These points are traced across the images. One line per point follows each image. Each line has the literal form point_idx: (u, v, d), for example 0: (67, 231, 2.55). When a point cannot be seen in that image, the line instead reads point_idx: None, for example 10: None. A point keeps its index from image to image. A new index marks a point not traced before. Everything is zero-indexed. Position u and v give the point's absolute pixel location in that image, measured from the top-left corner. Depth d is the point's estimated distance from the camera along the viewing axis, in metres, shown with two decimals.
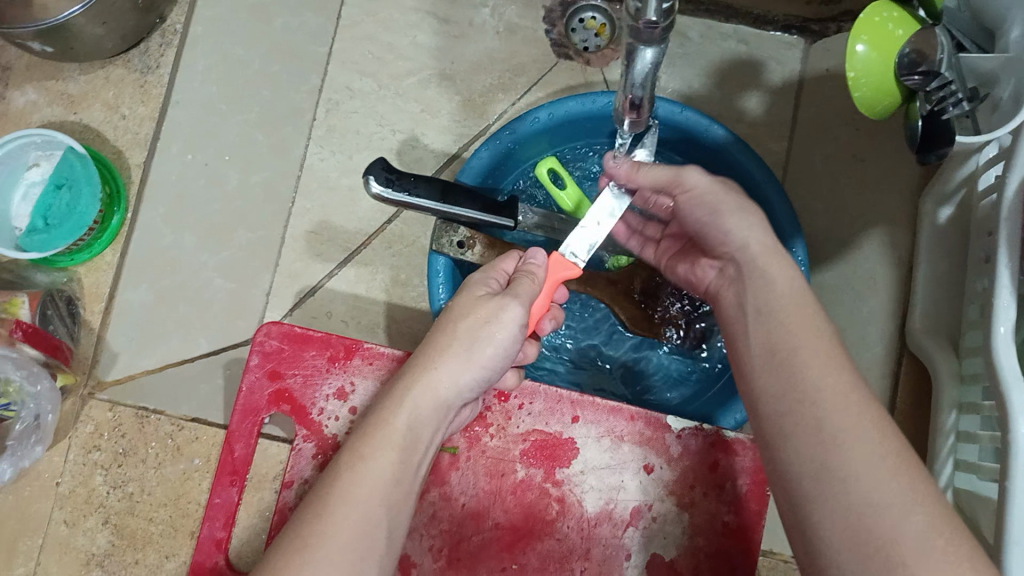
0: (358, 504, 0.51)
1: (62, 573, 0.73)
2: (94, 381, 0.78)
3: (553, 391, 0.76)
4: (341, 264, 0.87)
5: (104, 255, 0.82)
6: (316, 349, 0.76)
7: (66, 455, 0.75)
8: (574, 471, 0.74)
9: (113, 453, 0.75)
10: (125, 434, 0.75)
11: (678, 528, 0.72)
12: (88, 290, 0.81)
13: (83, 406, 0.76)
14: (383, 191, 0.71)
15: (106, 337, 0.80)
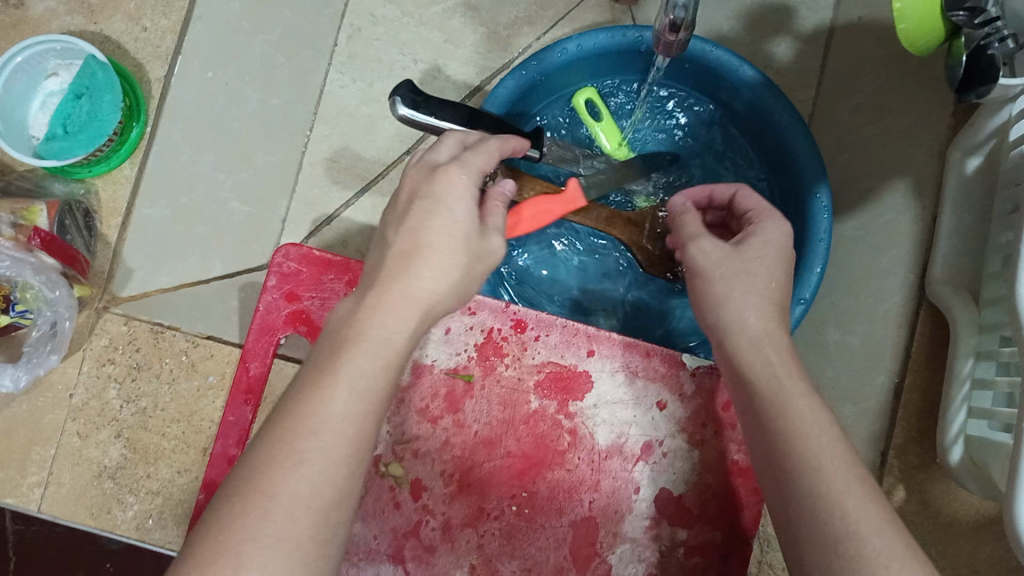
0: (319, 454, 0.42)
1: (75, 482, 0.73)
2: (109, 297, 0.77)
3: (570, 324, 0.77)
4: (358, 193, 0.86)
5: (122, 169, 0.81)
6: (335, 273, 0.73)
7: (79, 368, 0.74)
8: (587, 405, 0.75)
9: (127, 367, 0.74)
10: (140, 349, 0.74)
11: (687, 464, 0.73)
12: (106, 204, 0.80)
13: (97, 320, 0.75)
14: (409, 114, 0.70)
15: (123, 252, 0.79)
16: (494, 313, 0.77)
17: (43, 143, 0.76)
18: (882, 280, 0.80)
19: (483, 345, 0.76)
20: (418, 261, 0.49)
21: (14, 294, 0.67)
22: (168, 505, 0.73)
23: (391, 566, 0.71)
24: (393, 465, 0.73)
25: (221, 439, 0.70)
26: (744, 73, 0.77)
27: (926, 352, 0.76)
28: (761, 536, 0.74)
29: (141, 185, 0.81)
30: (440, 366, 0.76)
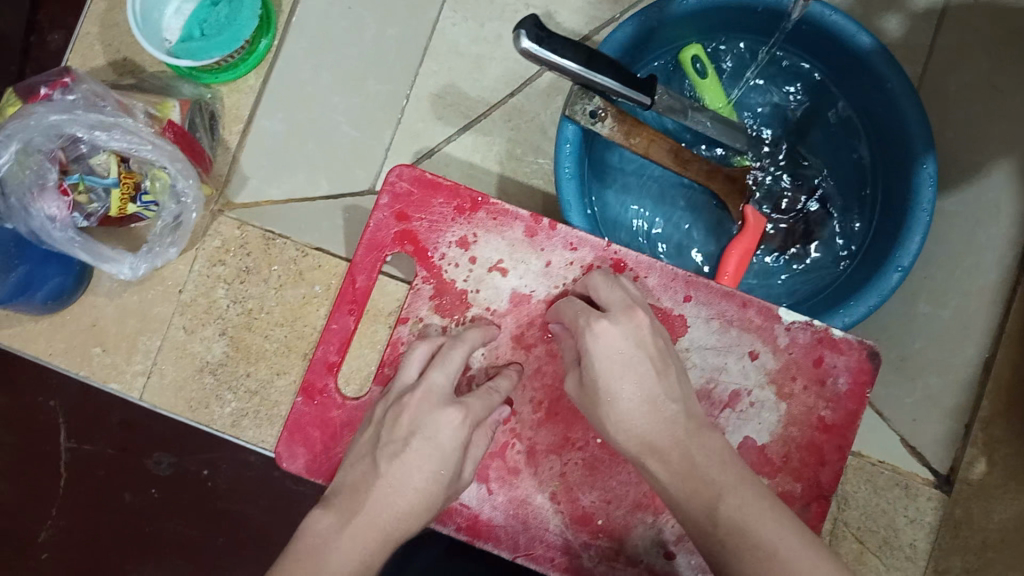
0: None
1: (177, 374, 0.75)
2: (223, 201, 0.80)
3: (670, 269, 0.76)
4: (460, 130, 0.88)
5: (247, 79, 0.84)
6: (444, 198, 0.76)
7: (190, 265, 0.76)
8: (681, 349, 0.75)
9: (237, 269, 0.76)
10: (251, 253, 0.76)
11: (774, 417, 0.74)
12: (229, 110, 0.84)
13: (211, 221, 0.76)
14: (533, 48, 0.69)
15: (240, 160, 0.83)
16: (594, 251, 0.76)
17: (178, 45, 0.79)
18: (979, 256, 0.80)
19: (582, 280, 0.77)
20: (412, 457, 0.62)
21: (144, 183, 0.69)
22: (265, 405, 0.75)
23: (475, 482, 0.73)
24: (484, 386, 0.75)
25: (323, 347, 0.75)
26: (861, 40, 0.75)
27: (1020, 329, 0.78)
28: (840, 495, 0.74)
29: (265, 94, 0.84)
30: (535, 296, 0.77)
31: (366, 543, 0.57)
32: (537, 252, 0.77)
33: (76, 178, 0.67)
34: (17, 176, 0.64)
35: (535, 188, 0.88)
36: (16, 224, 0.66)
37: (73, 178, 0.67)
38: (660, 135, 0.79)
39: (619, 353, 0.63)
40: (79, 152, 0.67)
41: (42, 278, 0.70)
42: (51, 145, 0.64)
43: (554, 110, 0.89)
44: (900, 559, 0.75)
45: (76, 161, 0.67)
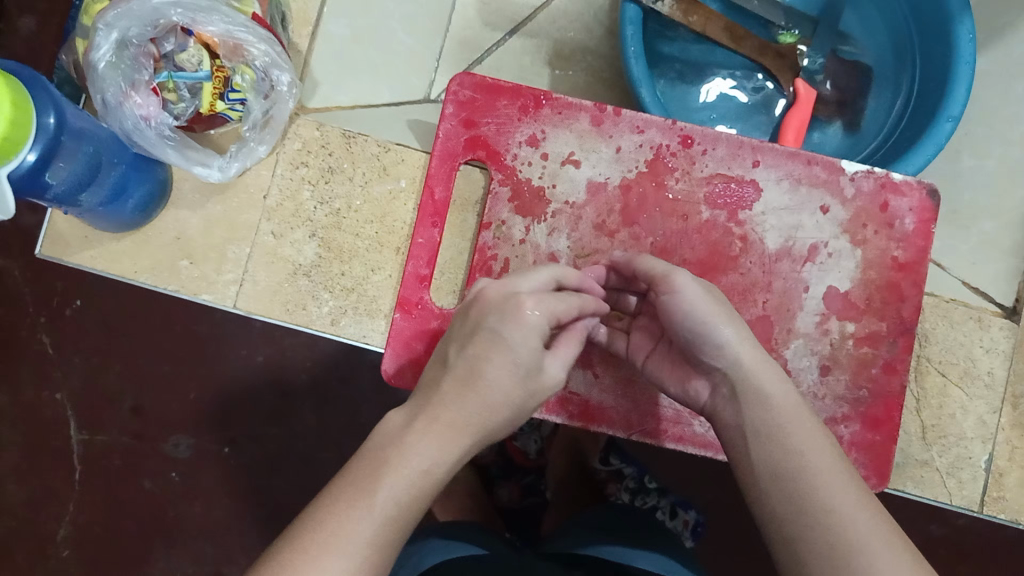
0: (389, 498, 0.47)
1: (271, 278, 0.79)
2: (298, 106, 0.84)
3: (735, 137, 0.77)
4: (509, 34, 0.89)
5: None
6: (508, 98, 0.76)
7: (273, 170, 0.81)
8: (756, 212, 0.76)
9: (320, 170, 0.81)
10: (333, 152, 0.81)
11: (853, 264, 0.77)
12: (297, 14, 0.85)
13: (291, 124, 0.82)
14: None
15: (311, 62, 0.85)
16: (661, 130, 0.76)
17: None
18: (1017, 107, 0.87)
19: (653, 163, 0.77)
20: (497, 361, 0.53)
21: (233, 78, 0.69)
22: (363, 300, 0.80)
23: (581, 369, 0.75)
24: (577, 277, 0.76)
25: (413, 260, 0.74)
26: None
27: None
28: (921, 332, 0.84)
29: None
30: (610, 182, 0.76)
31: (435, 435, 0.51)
32: (605, 139, 0.77)
33: (165, 76, 0.66)
34: (112, 70, 0.64)
35: (587, 85, 0.89)
36: (111, 123, 0.64)
37: (163, 76, 0.66)
38: (715, 14, 0.85)
39: (711, 306, 0.60)
40: (168, 50, 0.67)
41: (129, 186, 0.70)
42: (145, 37, 0.65)
43: (597, 8, 0.90)
44: (981, 388, 0.84)
45: (165, 58, 0.67)
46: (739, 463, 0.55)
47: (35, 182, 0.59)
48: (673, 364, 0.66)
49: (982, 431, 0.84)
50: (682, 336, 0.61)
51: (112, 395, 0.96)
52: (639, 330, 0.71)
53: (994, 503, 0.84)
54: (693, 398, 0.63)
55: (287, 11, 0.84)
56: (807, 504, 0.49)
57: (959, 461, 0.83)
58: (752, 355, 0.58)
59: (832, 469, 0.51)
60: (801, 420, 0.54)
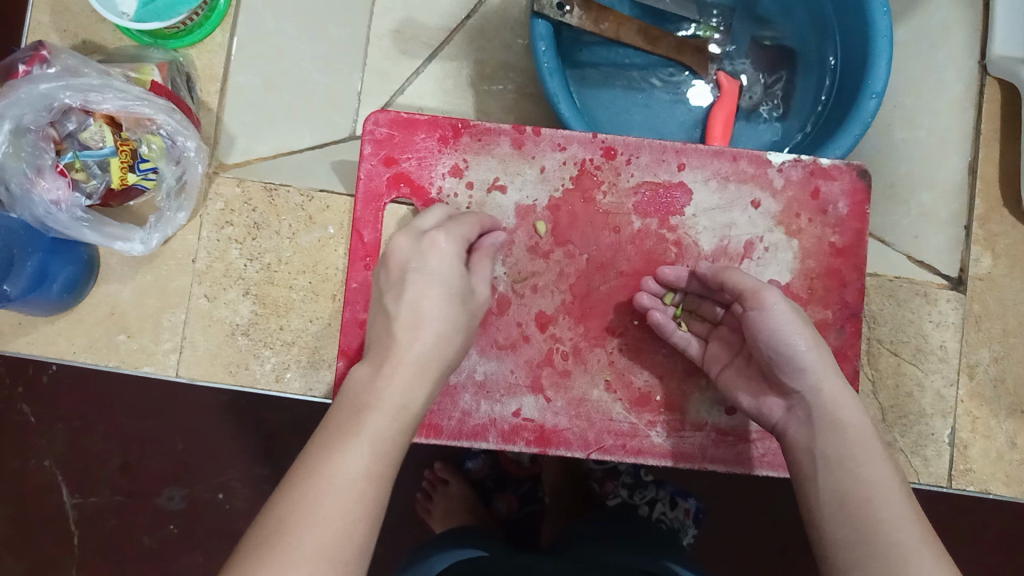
0: (375, 437, 0.51)
1: (210, 341, 0.79)
2: (216, 164, 0.83)
3: (657, 142, 0.76)
4: (428, 60, 0.89)
5: (214, 37, 0.84)
6: (425, 131, 0.76)
7: (198, 233, 0.80)
8: (687, 216, 0.76)
9: (246, 227, 0.81)
10: (257, 208, 0.81)
11: (790, 255, 0.76)
12: (203, 72, 0.84)
13: (211, 183, 0.81)
14: None
15: (223, 118, 0.84)
16: (583, 145, 0.76)
17: (139, 13, 0.78)
18: (942, 73, 0.87)
19: (579, 178, 0.76)
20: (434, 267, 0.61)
21: (140, 149, 0.68)
22: (304, 352, 0.79)
23: (532, 395, 0.74)
24: (515, 303, 0.75)
25: (348, 306, 0.74)
26: None
27: (992, 127, 0.87)
28: (868, 315, 0.84)
29: (236, 50, 0.85)
30: (538, 204, 0.76)
31: (405, 376, 0.55)
32: (529, 160, 0.76)
33: (70, 157, 0.65)
34: (13, 160, 0.63)
35: (511, 102, 0.89)
36: (21, 211, 0.65)
37: (68, 157, 0.65)
38: (626, 18, 0.84)
39: (799, 330, 0.60)
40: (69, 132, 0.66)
41: (51, 271, 0.70)
42: (42, 121, 0.64)
43: (512, 23, 0.91)
44: (935, 362, 0.84)
45: (67, 138, 0.66)
46: (804, 483, 0.57)
47: None
48: (748, 380, 0.67)
49: (942, 406, 0.83)
50: (763, 353, 0.62)
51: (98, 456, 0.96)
52: (717, 340, 0.71)
53: (963, 476, 0.83)
54: (766, 416, 0.64)
55: (191, 71, 0.84)
56: (866, 535, 0.51)
57: (923, 438, 0.83)
58: (835, 387, 0.58)
59: (902, 506, 0.52)
60: (877, 455, 0.55)
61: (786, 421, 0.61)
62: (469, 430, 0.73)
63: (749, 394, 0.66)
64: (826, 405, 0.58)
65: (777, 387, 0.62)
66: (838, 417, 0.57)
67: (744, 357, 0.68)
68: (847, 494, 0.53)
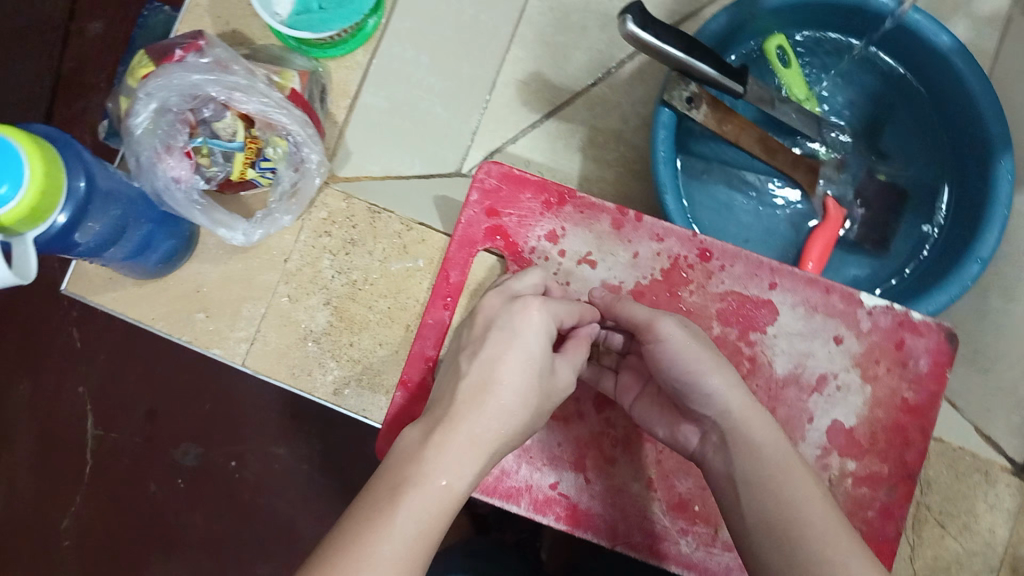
0: (446, 475, 0.49)
1: (281, 340, 0.81)
2: (329, 174, 0.86)
3: (755, 257, 0.77)
4: (545, 117, 0.92)
5: (355, 54, 0.88)
6: (532, 192, 0.77)
7: (297, 236, 0.83)
8: (768, 334, 0.76)
9: (343, 241, 0.83)
10: (356, 225, 0.83)
11: (860, 400, 0.75)
12: (336, 86, 0.87)
13: (320, 192, 0.84)
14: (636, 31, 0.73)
15: (346, 133, 0.87)
16: (681, 241, 0.77)
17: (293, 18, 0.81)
18: None
19: (669, 272, 0.77)
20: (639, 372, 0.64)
21: (266, 150, 0.71)
22: (366, 372, 0.80)
23: (573, 472, 0.74)
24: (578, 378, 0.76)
25: (419, 341, 0.75)
26: (940, 40, 0.81)
27: None
28: (923, 479, 0.83)
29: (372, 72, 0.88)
30: (623, 287, 0.76)
31: (490, 410, 0.54)
32: (624, 243, 0.77)
33: (200, 142, 0.68)
34: (148, 135, 0.66)
35: (616, 174, 0.91)
36: (144, 181, 0.67)
37: (198, 141, 0.68)
38: (750, 125, 0.84)
39: (698, 354, 0.61)
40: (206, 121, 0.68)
41: (154, 241, 0.72)
42: (183, 106, 0.66)
43: (634, 100, 0.92)
44: (979, 544, 0.82)
45: (202, 124, 0.69)
46: (731, 511, 0.57)
47: (63, 240, 0.60)
48: (663, 411, 0.67)
49: None
50: (671, 384, 0.63)
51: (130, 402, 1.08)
52: (627, 369, 0.72)
53: None
54: (680, 445, 0.65)
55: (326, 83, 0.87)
56: (799, 559, 0.50)
57: None
58: (741, 404, 0.59)
59: (826, 521, 0.52)
60: (790, 469, 0.55)
61: (704, 449, 0.62)
62: (503, 491, 0.73)
63: (665, 426, 0.67)
64: (737, 426, 0.58)
65: (691, 415, 0.63)
66: (753, 433, 0.58)
67: (655, 385, 0.69)
68: (779, 520, 0.53)
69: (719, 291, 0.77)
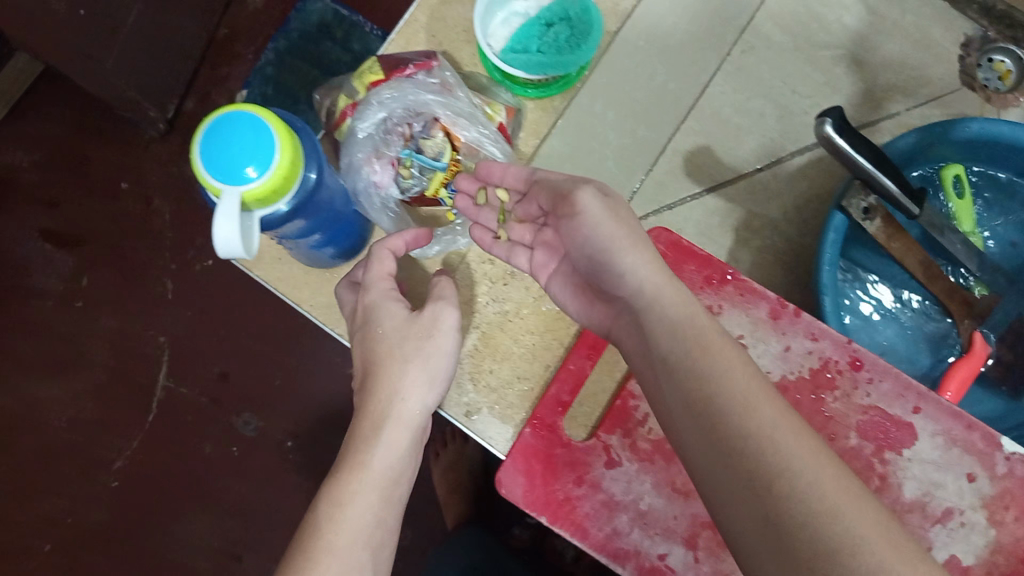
0: (362, 502, 0.66)
1: None
2: None
3: (904, 376, 0.78)
4: (706, 189, 0.93)
5: (554, 99, 0.87)
6: (696, 265, 0.78)
7: (461, 256, 0.81)
8: (903, 456, 0.77)
9: (503, 270, 0.80)
10: (521, 257, 0.80)
11: (982, 542, 0.75)
12: (529, 123, 0.87)
13: None
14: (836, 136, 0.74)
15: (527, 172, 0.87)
16: (834, 345, 0.77)
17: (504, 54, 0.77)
18: None
19: (816, 373, 0.77)
20: (433, 347, 0.72)
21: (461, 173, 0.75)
22: (499, 404, 0.78)
23: (683, 548, 0.73)
24: None
25: (557, 384, 0.77)
26: None
27: None
28: None
29: (564, 117, 0.87)
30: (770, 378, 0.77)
31: (394, 433, 0.70)
32: (777, 334, 0.78)
33: (408, 154, 0.72)
34: (367, 138, 0.70)
35: (767, 260, 0.91)
36: (348, 180, 0.71)
37: (405, 153, 0.72)
38: (916, 245, 0.84)
39: (614, 229, 0.64)
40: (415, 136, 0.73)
41: (337, 238, 0.75)
42: (403, 117, 0.71)
43: (796, 193, 0.93)
44: None
45: (412, 138, 0.73)
46: (695, 446, 0.53)
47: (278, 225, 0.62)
48: (577, 289, 0.70)
49: None
50: (592, 257, 0.66)
51: (210, 358, 1.46)
52: (543, 245, 0.73)
53: None
54: (596, 323, 0.69)
55: (522, 119, 0.86)
56: (743, 461, 0.49)
57: None
58: (654, 280, 0.62)
59: (794, 457, 0.48)
60: (752, 394, 0.52)
61: (617, 323, 0.66)
62: (613, 550, 0.74)
63: (582, 305, 0.70)
64: (645, 298, 0.61)
65: (605, 296, 0.67)
66: (705, 333, 0.57)
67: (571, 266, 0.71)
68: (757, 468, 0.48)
69: (863, 403, 0.77)
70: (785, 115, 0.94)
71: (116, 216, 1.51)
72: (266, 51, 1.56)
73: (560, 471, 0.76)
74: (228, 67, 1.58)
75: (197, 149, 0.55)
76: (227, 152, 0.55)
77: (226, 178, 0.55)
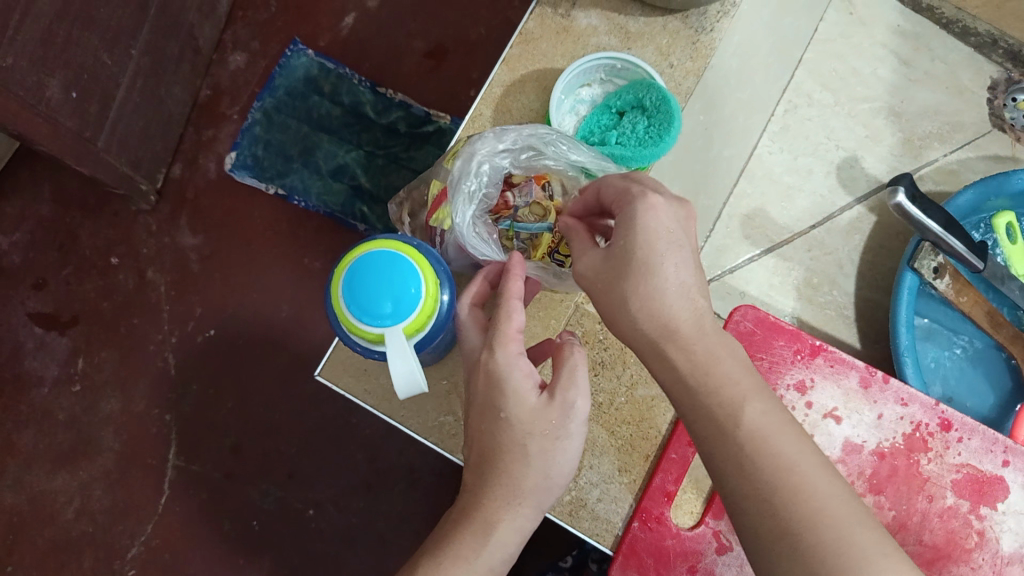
0: None
1: None
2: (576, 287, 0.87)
3: (989, 432, 0.79)
4: (764, 251, 0.94)
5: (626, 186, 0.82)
6: (786, 340, 0.80)
7: None
8: (998, 510, 0.78)
9: (592, 360, 0.81)
10: (609, 348, 0.81)
11: None
12: None
13: (574, 309, 0.82)
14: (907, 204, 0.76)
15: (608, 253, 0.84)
16: (924, 408, 0.79)
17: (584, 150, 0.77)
18: None
19: (911, 437, 0.78)
20: (562, 450, 0.56)
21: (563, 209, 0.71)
22: (603, 499, 0.77)
23: None
24: None
25: (661, 473, 0.76)
26: None
27: None
28: None
29: None
30: (866, 446, 0.78)
31: (506, 527, 0.55)
32: (870, 403, 0.79)
33: (509, 224, 0.70)
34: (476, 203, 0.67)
35: (829, 318, 0.93)
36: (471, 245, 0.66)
37: (506, 223, 0.70)
38: (980, 298, 0.86)
39: (668, 251, 0.52)
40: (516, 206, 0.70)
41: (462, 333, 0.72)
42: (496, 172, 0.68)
43: (851, 247, 0.95)
44: None
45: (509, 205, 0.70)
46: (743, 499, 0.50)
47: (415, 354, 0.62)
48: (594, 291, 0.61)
49: None
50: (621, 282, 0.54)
51: (220, 433, 1.22)
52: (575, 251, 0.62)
53: None
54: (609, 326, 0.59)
55: None
56: (751, 479, 0.49)
57: None
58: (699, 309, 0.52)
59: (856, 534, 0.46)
60: (808, 469, 0.49)
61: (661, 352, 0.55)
62: None
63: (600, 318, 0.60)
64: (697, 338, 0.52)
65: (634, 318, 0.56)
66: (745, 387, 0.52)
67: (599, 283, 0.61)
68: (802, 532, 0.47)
69: (955, 460, 0.78)
70: (833, 171, 0.96)
71: (108, 292, 1.26)
72: (251, 111, 1.31)
73: (673, 563, 0.75)
74: (215, 114, 1.33)
75: (345, 291, 0.58)
76: (373, 295, 0.57)
77: (374, 322, 0.57)
